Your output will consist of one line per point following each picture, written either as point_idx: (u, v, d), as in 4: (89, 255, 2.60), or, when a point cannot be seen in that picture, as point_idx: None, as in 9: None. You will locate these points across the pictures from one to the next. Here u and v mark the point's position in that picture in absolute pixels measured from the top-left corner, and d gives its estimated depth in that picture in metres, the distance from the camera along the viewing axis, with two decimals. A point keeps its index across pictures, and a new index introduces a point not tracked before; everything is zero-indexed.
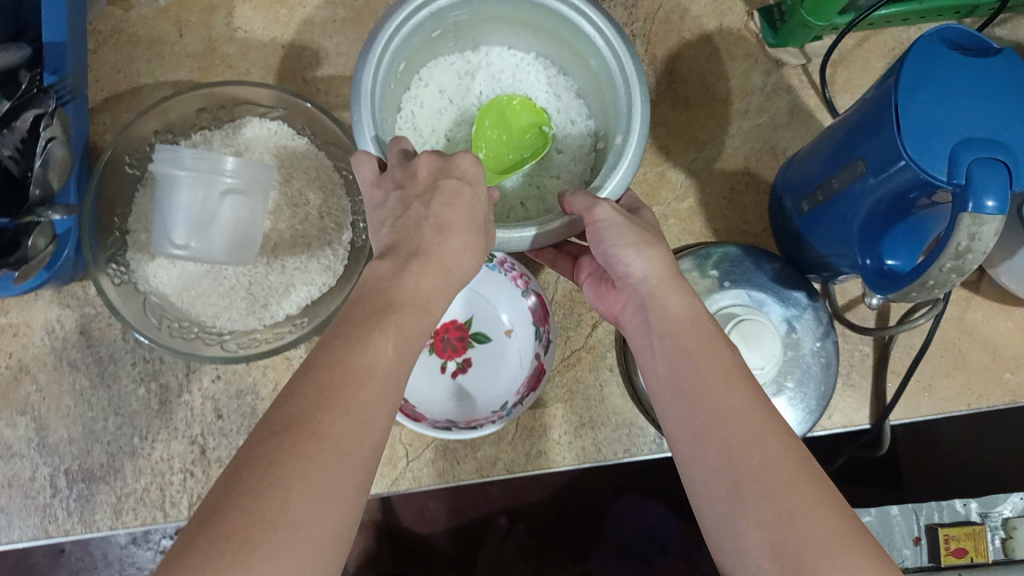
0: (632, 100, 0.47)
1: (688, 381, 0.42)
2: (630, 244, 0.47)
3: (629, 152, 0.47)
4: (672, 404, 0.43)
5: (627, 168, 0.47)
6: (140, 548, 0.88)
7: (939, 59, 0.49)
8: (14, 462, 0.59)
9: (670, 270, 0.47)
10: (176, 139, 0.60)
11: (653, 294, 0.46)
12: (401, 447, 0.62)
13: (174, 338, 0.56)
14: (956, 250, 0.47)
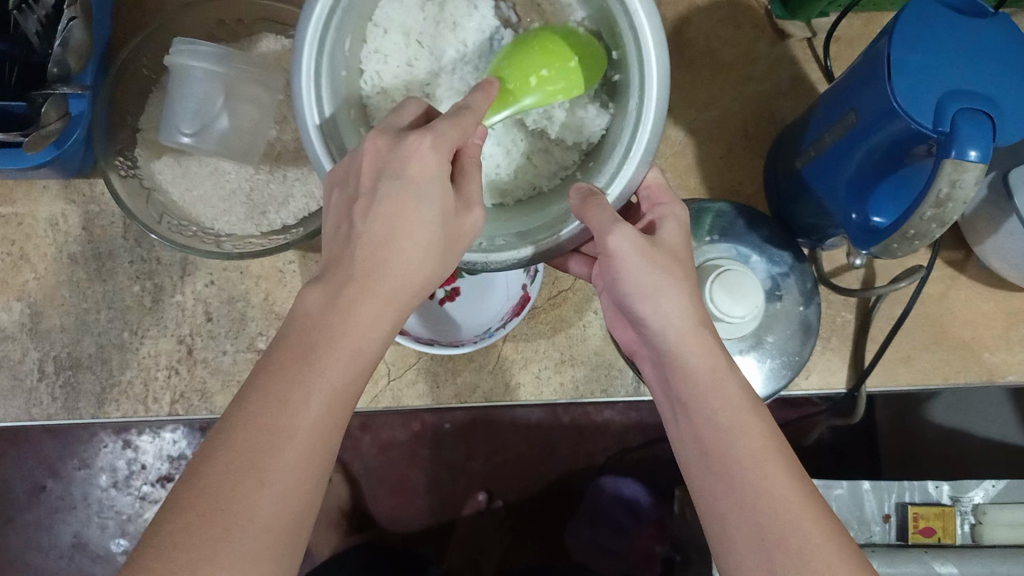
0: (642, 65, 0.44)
1: (715, 443, 0.44)
2: (649, 296, 0.48)
3: (648, 119, 0.44)
4: (702, 464, 0.45)
5: (642, 146, 0.45)
6: (121, 492, 0.78)
7: (934, 16, 0.51)
8: (6, 344, 0.61)
9: (693, 322, 0.48)
10: None
11: (678, 347, 0.48)
12: (384, 366, 0.64)
13: (173, 233, 0.58)
14: (937, 198, 0.48)
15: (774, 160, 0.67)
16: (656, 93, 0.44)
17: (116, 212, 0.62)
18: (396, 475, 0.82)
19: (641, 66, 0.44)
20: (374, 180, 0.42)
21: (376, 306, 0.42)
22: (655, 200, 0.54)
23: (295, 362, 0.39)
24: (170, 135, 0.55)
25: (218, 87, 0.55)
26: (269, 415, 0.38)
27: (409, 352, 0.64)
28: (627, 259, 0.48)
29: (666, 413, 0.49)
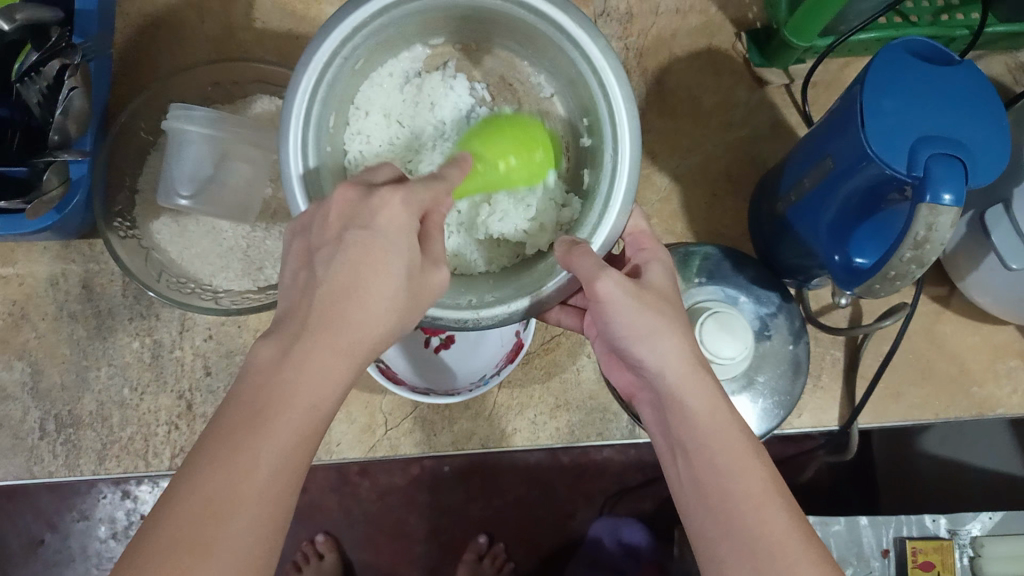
0: (612, 116, 0.47)
1: (711, 484, 0.45)
2: (642, 340, 0.49)
3: (623, 173, 0.46)
4: (698, 506, 0.46)
5: (620, 200, 0.46)
6: (119, 543, 0.76)
7: (903, 65, 0.52)
8: (7, 403, 0.62)
9: (687, 363, 0.48)
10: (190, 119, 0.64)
11: (673, 387, 0.48)
12: (381, 416, 0.64)
13: (171, 291, 0.59)
14: (915, 240, 0.49)
15: (758, 203, 0.68)
16: (631, 147, 0.46)
17: (115, 270, 0.64)
18: (393, 519, 0.82)
19: (614, 122, 0.47)
20: (341, 229, 0.42)
21: (327, 361, 0.40)
22: (639, 245, 0.54)
23: (254, 406, 0.39)
24: (169, 197, 0.56)
25: (217, 149, 0.56)
26: (232, 462, 0.37)
27: (405, 401, 0.65)
28: (619, 303, 0.48)
29: (663, 453, 0.50)
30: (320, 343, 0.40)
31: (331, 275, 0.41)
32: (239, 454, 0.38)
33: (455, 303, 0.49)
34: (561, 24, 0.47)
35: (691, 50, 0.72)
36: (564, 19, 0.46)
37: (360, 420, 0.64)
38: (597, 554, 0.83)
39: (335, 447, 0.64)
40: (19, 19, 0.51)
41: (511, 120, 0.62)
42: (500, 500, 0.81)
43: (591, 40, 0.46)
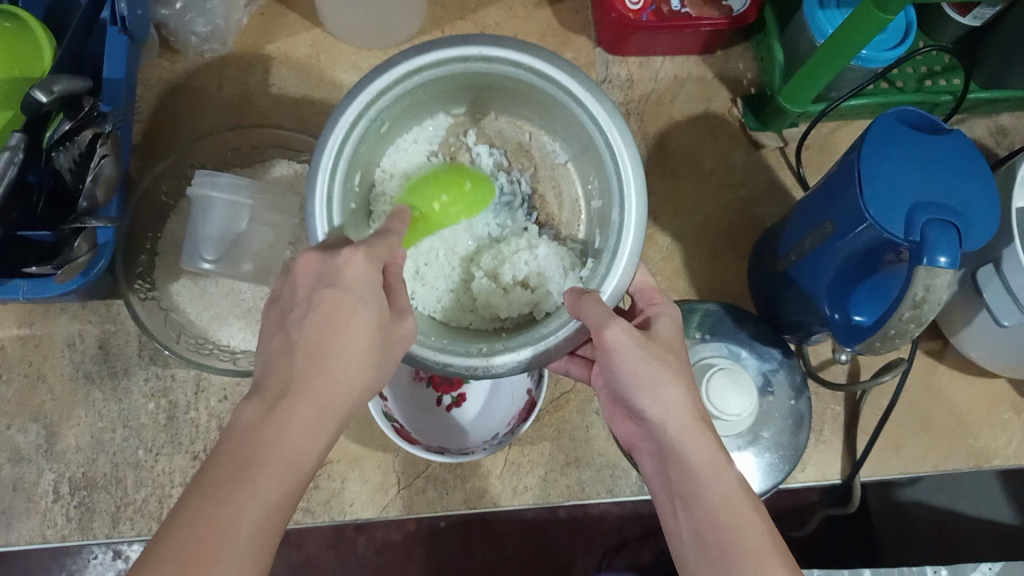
0: (619, 171, 0.49)
1: (711, 533, 0.45)
2: (645, 390, 0.50)
3: (630, 225, 0.48)
4: (699, 557, 0.45)
5: (626, 251, 0.48)
6: None
7: (896, 136, 0.56)
8: (22, 466, 0.62)
9: (691, 416, 0.49)
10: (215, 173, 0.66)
11: (678, 438, 0.49)
12: (394, 474, 0.66)
13: (190, 351, 0.60)
14: (913, 300, 0.51)
15: (757, 262, 0.71)
16: (636, 204, 0.48)
17: (132, 331, 0.65)
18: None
19: (620, 179, 0.49)
20: (311, 291, 0.44)
21: (307, 418, 0.41)
22: (649, 299, 0.57)
23: (236, 464, 0.39)
24: (192, 260, 0.58)
25: (239, 214, 0.58)
26: (213, 516, 0.37)
27: (417, 460, 0.67)
28: (624, 349, 0.50)
29: (663, 506, 0.49)
30: (302, 399, 0.41)
31: (306, 331, 0.42)
32: (219, 508, 0.37)
33: (466, 350, 0.50)
34: (566, 88, 0.49)
35: (688, 115, 0.75)
36: (572, 83, 0.49)
37: (374, 479, 0.66)
38: None
39: (348, 507, 0.65)
40: (57, 91, 0.53)
41: (527, 186, 0.66)
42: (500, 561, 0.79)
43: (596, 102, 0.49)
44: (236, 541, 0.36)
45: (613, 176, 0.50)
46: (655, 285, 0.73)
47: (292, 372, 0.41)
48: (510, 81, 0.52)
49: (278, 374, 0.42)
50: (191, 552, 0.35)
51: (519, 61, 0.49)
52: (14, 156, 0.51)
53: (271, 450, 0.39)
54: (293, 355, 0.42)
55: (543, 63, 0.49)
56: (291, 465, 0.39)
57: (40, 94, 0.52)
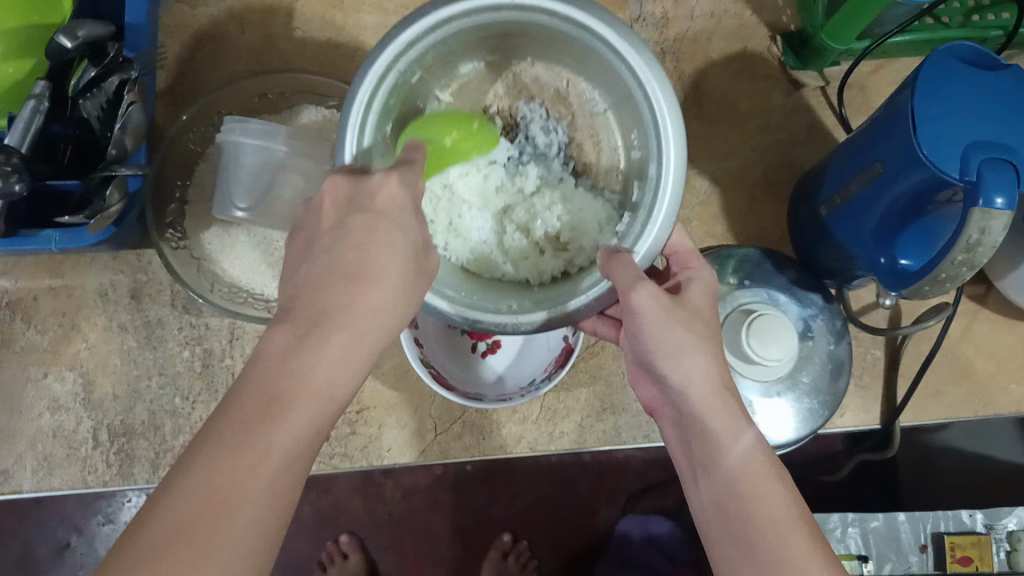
0: (660, 127, 0.46)
1: (734, 504, 0.45)
2: (667, 359, 0.48)
3: (667, 189, 0.46)
4: (721, 528, 0.45)
5: (662, 215, 0.46)
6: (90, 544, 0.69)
7: (949, 71, 0.52)
8: (61, 414, 0.63)
9: (714, 386, 0.47)
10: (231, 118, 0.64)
11: (701, 408, 0.47)
12: (430, 420, 0.66)
13: (225, 300, 0.61)
14: (966, 244, 0.49)
15: (797, 207, 0.69)
16: (677, 161, 0.46)
17: (163, 281, 0.64)
18: (418, 521, 0.79)
19: (659, 136, 0.46)
20: (342, 217, 0.42)
21: (336, 352, 0.39)
22: (686, 263, 0.55)
23: (264, 395, 0.38)
24: (225, 209, 0.58)
25: (271, 163, 0.57)
26: (238, 448, 0.36)
27: (454, 406, 0.67)
28: (649, 317, 0.48)
29: (685, 474, 0.49)
30: (334, 331, 0.39)
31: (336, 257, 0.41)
32: (243, 442, 0.36)
33: (495, 306, 0.48)
34: (605, 38, 0.46)
35: (725, 54, 0.73)
36: (609, 33, 0.46)
37: (411, 425, 0.66)
38: (625, 551, 0.79)
39: (385, 452, 0.66)
40: (81, 36, 0.52)
41: (564, 134, 0.61)
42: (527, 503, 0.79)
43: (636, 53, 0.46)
44: (261, 478, 0.36)
45: (652, 132, 0.47)
46: (692, 230, 0.72)
47: (321, 303, 0.40)
48: (549, 30, 0.49)
49: (307, 303, 0.40)
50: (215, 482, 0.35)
51: (555, 9, 0.46)
52: (38, 105, 0.51)
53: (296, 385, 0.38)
54: (320, 286, 0.40)
55: (582, 12, 0.46)
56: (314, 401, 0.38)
57: (64, 40, 0.51)
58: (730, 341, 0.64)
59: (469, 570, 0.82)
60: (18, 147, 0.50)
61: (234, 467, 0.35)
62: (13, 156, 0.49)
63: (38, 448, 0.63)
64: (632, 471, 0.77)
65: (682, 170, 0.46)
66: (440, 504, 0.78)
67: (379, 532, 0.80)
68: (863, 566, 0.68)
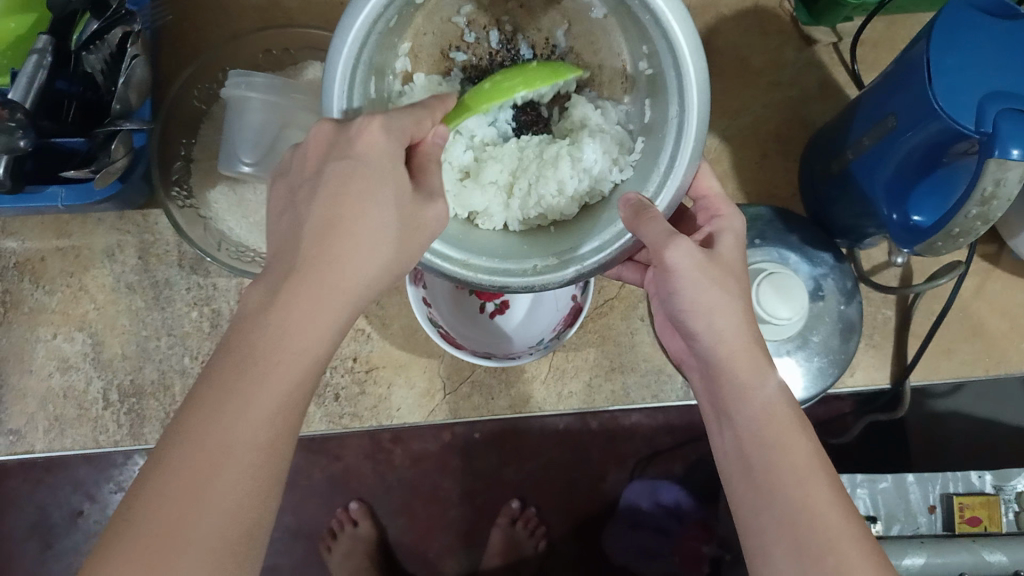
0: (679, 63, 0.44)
1: (753, 455, 0.45)
2: (701, 310, 0.48)
3: (692, 127, 0.45)
4: (738, 486, 0.45)
5: (689, 152, 0.45)
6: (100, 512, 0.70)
7: (970, 20, 0.51)
8: (71, 374, 0.63)
9: (745, 342, 0.47)
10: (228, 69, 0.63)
11: (728, 360, 0.47)
12: (439, 380, 0.66)
13: (232, 259, 0.60)
14: (981, 195, 0.48)
15: (810, 165, 0.68)
16: (701, 91, 0.45)
17: (170, 240, 0.64)
18: (428, 486, 0.80)
19: (680, 66, 0.45)
20: (321, 164, 0.42)
21: (316, 299, 0.40)
22: (714, 210, 0.54)
23: (242, 356, 0.39)
24: (231, 165, 0.57)
25: (278, 112, 0.57)
26: (225, 408, 0.38)
27: (462, 365, 0.67)
28: (686, 275, 0.48)
29: (709, 417, 0.50)
30: (308, 282, 0.40)
31: (314, 211, 0.41)
32: (231, 398, 0.38)
33: (522, 269, 0.48)
34: None
35: (737, 9, 0.71)
36: None
37: (419, 385, 0.66)
38: (633, 516, 0.81)
39: (394, 412, 0.66)
40: None
41: (564, 44, 0.60)
42: (535, 468, 0.79)
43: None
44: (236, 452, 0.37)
45: (670, 65, 0.45)
46: None
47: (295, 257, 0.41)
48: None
49: (287, 257, 0.41)
50: (209, 427, 0.37)
51: None
52: (41, 60, 0.52)
53: (278, 345, 0.39)
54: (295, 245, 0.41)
55: None
56: (307, 348, 0.40)
57: None
58: None
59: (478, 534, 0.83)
60: (22, 102, 0.51)
61: (226, 418, 0.37)
62: (16, 112, 0.50)
63: (49, 408, 0.63)
64: (639, 437, 0.78)
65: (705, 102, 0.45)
66: (447, 470, 0.79)
67: (388, 497, 0.81)
68: (872, 526, 0.68)
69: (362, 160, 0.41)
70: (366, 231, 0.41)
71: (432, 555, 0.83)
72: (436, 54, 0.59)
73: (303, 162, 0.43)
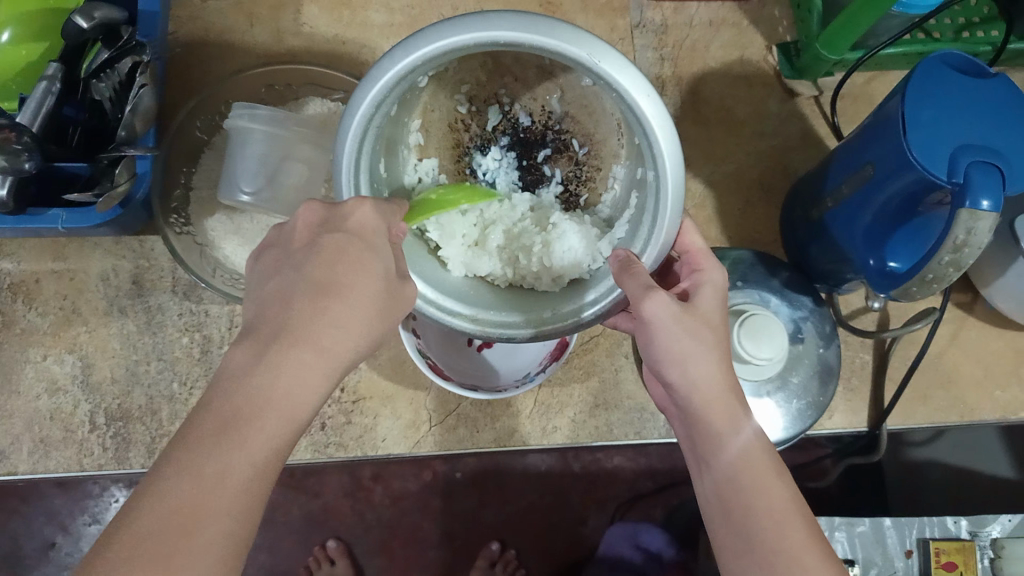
0: (652, 141, 0.45)
1: (739, 491, 0.46)
2: (677, 359, 0.48)
3: (668, 192, 0.46)
4: (723, 521, 0.46)
5: (667, 215, 0.46)
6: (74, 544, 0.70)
7: (942, 79, 0.54)
8: (58, 396, 0.63)
9: (722, 389, 0.48)
10: (230, 102, 0.65)
11: (704, 408, 0.47)
12: (426, 412, 0.67)
13: (226, 286, 0.61)
14: (953, 244, 0.50)
15: (790, 212, 0.71)
16: (672, 162, 0.45)
17: (165, 267, 0.65)
18: (408, 525, 0.80)
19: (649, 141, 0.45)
20: (313, 235, 0.43)
21: (309, 364, 0.40)
22: (695, 265, 0.53)
23: (226, 416, 0.38)
24: (231, 194, 0.58)
25: (278, 146, 0.59)
26: (205, 474, 0.36)
27: (449, 397, 0.67)
28: (665, 326, 0.47)
29: (689, 463, 0.49)
30: (302, 344, 0.40)
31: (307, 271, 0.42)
32: (210, 457, 0.37)
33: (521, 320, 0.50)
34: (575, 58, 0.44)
35: (722, 62, 0.75)
36: (573, 51, 0.43)
37: (406, 416, 0.67)
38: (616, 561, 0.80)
39: (380, 442, 0.67)
40: (96, 18, 0.54)
41: (560, 108, 0.64)
42: (516, 508, 0.79)
43: (609, 63, 0.44)
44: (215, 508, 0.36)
45: (643, 137, 0.46)
46: None
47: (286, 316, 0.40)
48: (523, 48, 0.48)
49: (275, 317, 0.41)
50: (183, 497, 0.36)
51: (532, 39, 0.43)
52: (50, 87, 0.53)
53: (262, 406, 0.38)
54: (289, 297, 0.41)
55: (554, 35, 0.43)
56: (294, 411, 0.39)
57: (81, 21, 0.54)
58: None
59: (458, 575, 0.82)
60: (30, 125, 0.53)
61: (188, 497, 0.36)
62: (24, 135, 0.51)
63: (34, 429, 0.63)
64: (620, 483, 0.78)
65: (680, 170, 0.45)
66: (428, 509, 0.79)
67: (368, 536, 0.81)
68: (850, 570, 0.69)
69: (352, 232, 0.43)
70: (355, 296, 0.42)
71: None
72: (443, 128, 0.63)
73: (288, 240, 0.43)
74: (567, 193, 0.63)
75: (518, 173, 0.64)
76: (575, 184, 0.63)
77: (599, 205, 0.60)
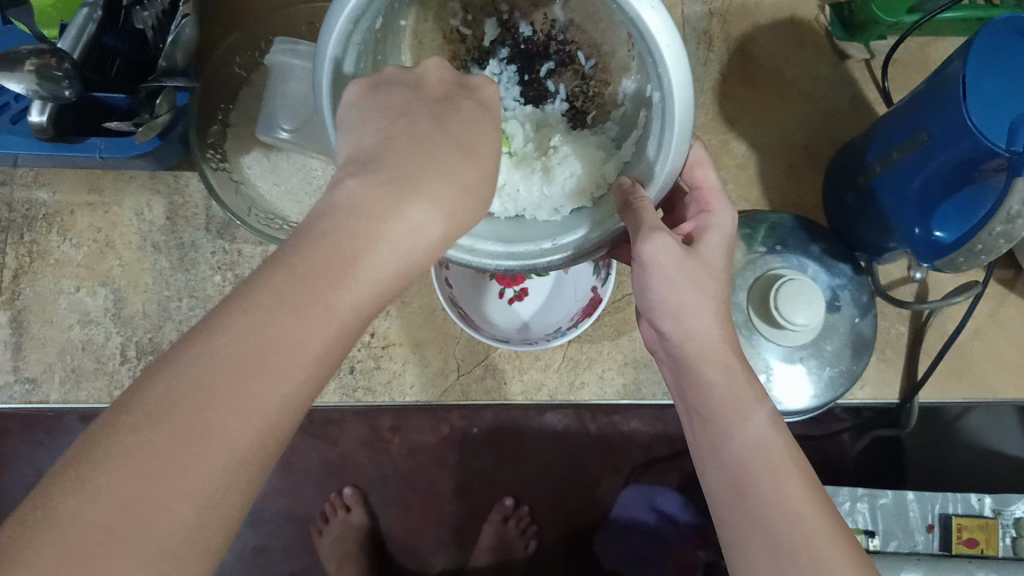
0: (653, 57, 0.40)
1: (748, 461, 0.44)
2: (672, 309, 0.46)
3: (672, 118, 0.41)
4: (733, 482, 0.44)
5: (674, 140, 0.42)
6: None
7: (1005, 46, 0.52)
8: (91, 327, 0.64)
9: (717, 339, 0.46)
10: (269, 39, 0.65)
11: (700, 358, 0.46)
12: (454, 361, 0.67)
13: (260, 224, 0.60)
14: (1006, 215, 0.47)
15: (834, 176, 0.69)
16: (679, 85, 0.40)
17: (199, 204, 0.65)
18: (423, 478, 0.80)
19: (655, 60, 0.41)
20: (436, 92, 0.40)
21: (417, 216, 0.35)
22: (705, 205, 0.52)
23: (333, 258, 0.32)
24: (270, 131, 0.58)
25: None
26: (291, 309, 0.31)
27: (478, 348, 0.67)
28: (663, 269, 0.46)
29: (682, 416, 0.49)
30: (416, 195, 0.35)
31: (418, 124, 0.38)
32: (306, 298, 0.31)
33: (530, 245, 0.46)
34: None
35: (773, 20, 0.73)
36: None
37: (435, 364, 0.67)
38: (629, 523, 0.80)
39: (408, 389, 0.67)
40: None
41: (564, 18, 0.58)
42: (535, 464, 0.79)
43: None
44: (296, 357, 0.31)
45: (645, 50, 0.41)
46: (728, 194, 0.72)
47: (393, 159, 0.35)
48: None
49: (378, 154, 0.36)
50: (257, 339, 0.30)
51: None
52: (91, 14, 0.52)
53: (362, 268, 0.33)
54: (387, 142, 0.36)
55: None
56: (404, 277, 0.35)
57: None
58: (760, 304, 0.64)
59: (472, 527, 0.83)
60: (70, 52, 0.51)
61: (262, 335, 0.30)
62: (65, 62, 0.50)
63: (67, 359, 0.63)
64: (636, 446, 0.78)
65: (687, 92, 0.41)
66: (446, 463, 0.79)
67: (384, 485, 0.81)
68: (869, 541, 0.68)
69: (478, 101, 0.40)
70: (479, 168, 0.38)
71: (421, 547, 0.83)
72: (439, 40, 0.59)
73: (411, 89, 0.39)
74: (574, 110, 0.59)
75: (518, 89, 0.61)
76: (583, 100, 0.59)
77: (606, 123, 0.56)
